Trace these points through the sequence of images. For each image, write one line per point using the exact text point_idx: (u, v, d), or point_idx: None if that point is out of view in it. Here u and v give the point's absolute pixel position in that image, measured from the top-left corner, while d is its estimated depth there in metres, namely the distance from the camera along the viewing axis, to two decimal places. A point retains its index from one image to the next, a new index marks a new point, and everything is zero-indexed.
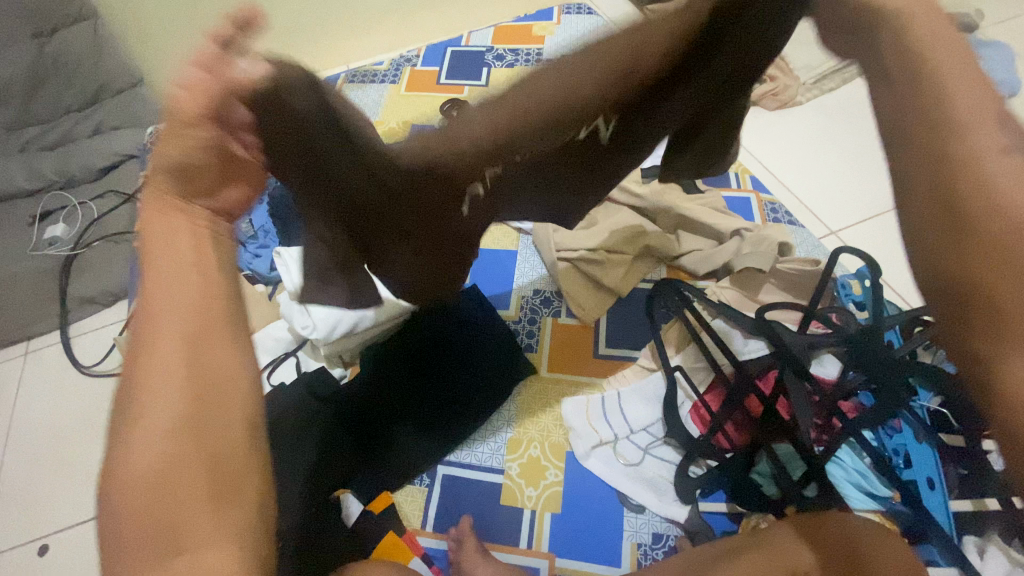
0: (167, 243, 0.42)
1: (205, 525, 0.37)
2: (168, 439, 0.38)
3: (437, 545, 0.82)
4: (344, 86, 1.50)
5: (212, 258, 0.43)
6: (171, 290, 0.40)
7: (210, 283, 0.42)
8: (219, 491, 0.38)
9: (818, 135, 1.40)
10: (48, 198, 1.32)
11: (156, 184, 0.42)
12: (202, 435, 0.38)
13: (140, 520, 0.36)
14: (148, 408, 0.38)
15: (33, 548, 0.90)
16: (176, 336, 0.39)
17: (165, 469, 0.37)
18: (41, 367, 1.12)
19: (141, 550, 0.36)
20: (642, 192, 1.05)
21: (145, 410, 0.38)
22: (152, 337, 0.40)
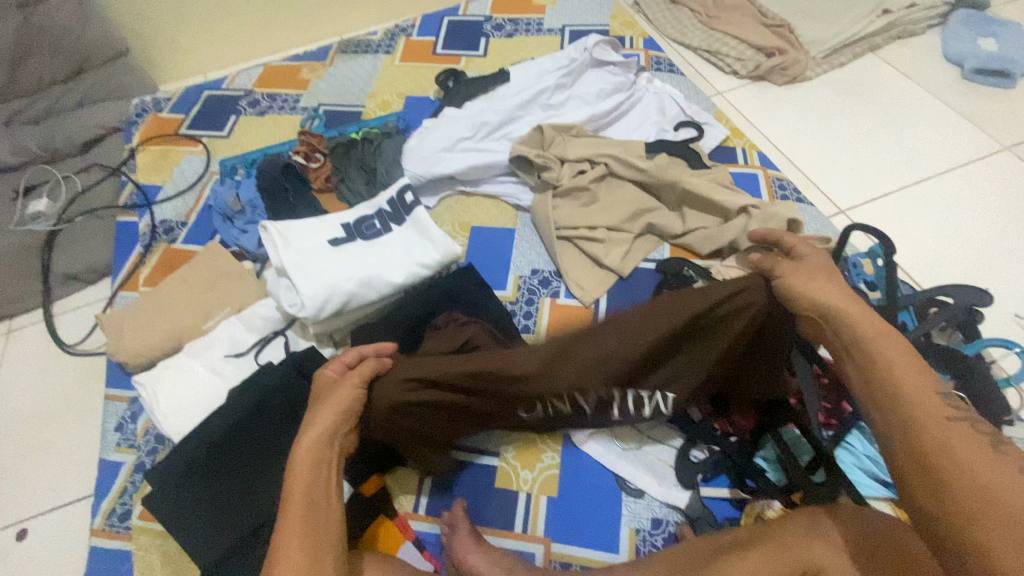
0: (308, 449, 0.63)
1: None
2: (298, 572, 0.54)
3: (430, 529, 0.79)
4: (336, 56, 1.44)
5: (331, 457, 0.64)
6: (309, 475, 0.61)
7: (324, 471, 0.62)
8: None
9: (826, 112, 1.35)
10: (30, 171, 1.27)
11: (317, 420, 0.64)
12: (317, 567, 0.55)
13: None
14: (282, 548, 0.55)
15: (12, 532, 0.88)
16: (298, 501, 0.59)
17: None
18: (23, 346, 1.08)
19: None
20: (647, 166, 1.00)
21: (280, 560, 0.55)
22: (290, 504, 0.59)
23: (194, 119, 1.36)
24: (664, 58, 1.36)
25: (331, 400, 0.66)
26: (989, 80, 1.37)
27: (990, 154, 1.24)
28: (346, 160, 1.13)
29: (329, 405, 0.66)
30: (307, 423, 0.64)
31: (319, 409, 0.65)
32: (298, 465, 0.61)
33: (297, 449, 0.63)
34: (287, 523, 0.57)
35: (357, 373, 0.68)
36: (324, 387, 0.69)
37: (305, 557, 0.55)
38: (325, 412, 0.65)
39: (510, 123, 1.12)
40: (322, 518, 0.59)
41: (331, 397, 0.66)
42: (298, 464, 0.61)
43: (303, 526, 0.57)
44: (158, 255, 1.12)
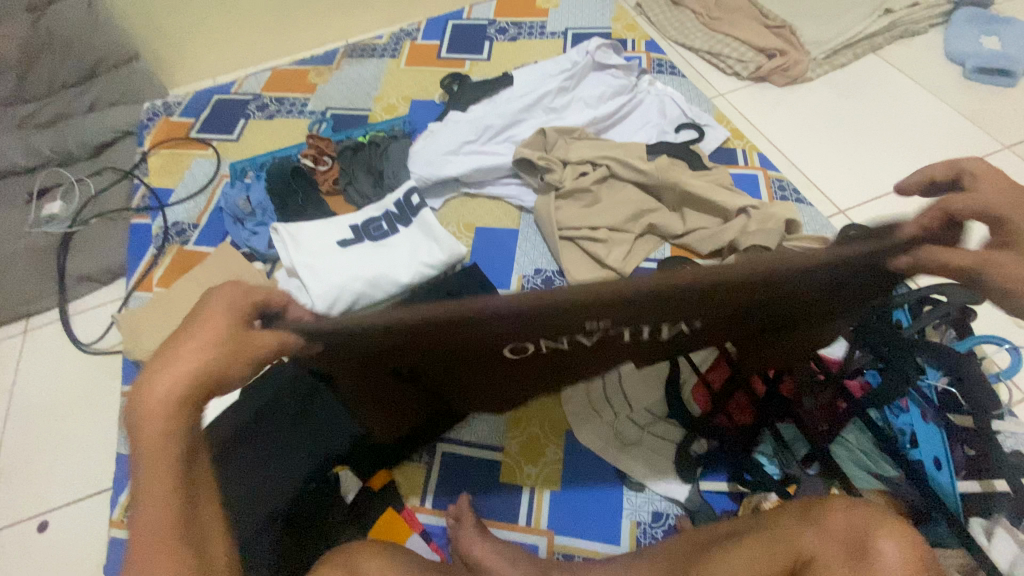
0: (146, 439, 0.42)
1: None
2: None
3: (437, 523, 0.82)
4: (343, 60, 1.46)
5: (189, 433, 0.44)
6: (163, 469, 0.42)
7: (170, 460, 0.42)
8: None
9: (826, 113, 1.37)
10: (44, 174, 1.30)
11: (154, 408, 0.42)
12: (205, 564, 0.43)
13: None
14: (141, 557, 0.41)
15: (34, 524, 0.91)
16: (158, 498, 0.42)
17: None
18: (40, 345, 1.12)
19: None
20: (647, 167, 1.02)
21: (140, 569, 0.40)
22: (143, 502, 0.42)
23: (204, 123, 1.39)
24: (666, 60, 1.38)
25: (193, 349, 0.44)
26: (990, 79, 1.38)
27: (990, 154, 1.25)
28: (353, 162, 1.16)
29: (183, 359, 0.43)
30: (146, 372, 0.43)
31: (149, 379, 0.43)
32: (147, 432, 0.42)
33: (137, 411, 0.42)
34: (144, 510, 0.41)
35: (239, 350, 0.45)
36: (190, 330, 0.45)
37: (186, 553, 0.42)
38: (177, 366, 0.43)
39: (514, 126, 1.14)
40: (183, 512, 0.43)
41: (191, 349, 0.44)
42: (145, 438, 0.42)
43: (177, 511, 0.42)
44: (171, 256, 1.15)
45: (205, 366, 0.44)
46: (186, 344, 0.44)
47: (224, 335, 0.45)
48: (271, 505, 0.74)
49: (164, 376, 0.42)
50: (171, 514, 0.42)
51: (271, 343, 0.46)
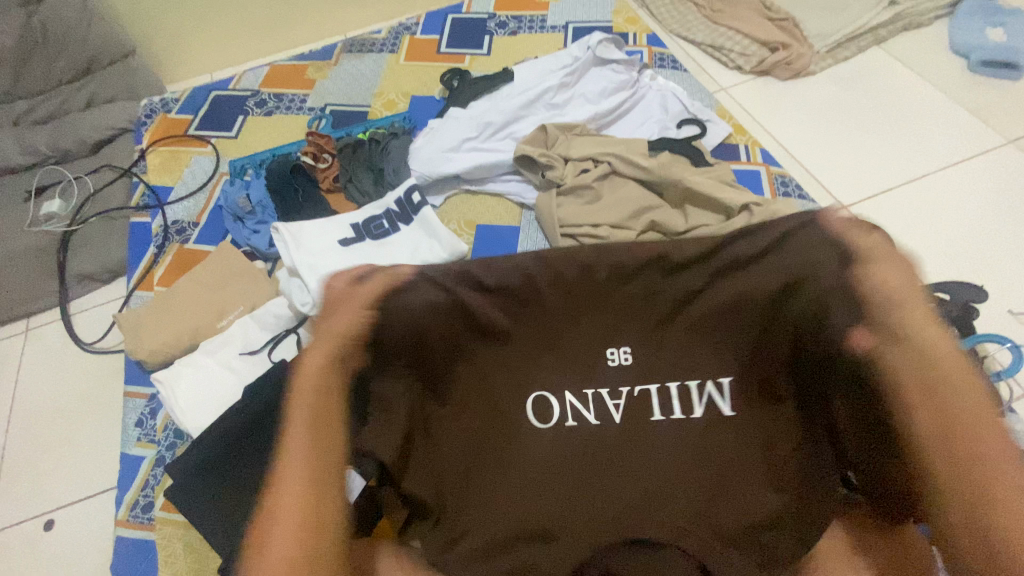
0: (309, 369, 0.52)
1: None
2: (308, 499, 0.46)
3: None
4: (341, 55, 1.45)
5: (341, 372, 0.53)
6: (315, 396, 0.50)
7: (323, 392, 0.51)
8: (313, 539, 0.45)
9: (829, 107, 1.36)
10: (43, 172, 1.29)
11: (318, 342, 0.53)
12: (320, 499, 0.46)
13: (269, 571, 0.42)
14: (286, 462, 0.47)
15: (40, 522, 0.91)
16: (303, 414, 0.49)
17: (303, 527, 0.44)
18: (42, 344, 1.11)
19: None
20: (650, 164, 1.01)
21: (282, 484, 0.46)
22: (292, 426, 0.49)
23: (203, 120, 1.38)
24: (668, 54, 1.37)
25: (349, 314, 0.55)
26: (995, 72, 1.37)
27: (995, 148, 1.25)
28: (353, 160, 1.15)
29: (339, 321, 0.54)
30: (317, 337, 0.54)
31: (330, 324, 0.55)
32: (307, 381, 0.51)
33: (302, 367, 0.52)
34: (290, 446, 0.48)
35: (363, 294, 0.57)
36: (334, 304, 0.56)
37: (312, 465, 0.47)
38: (333, 325, 0.54)
39: (515, 122, 1.13)
40: (327, 439, 0.49)
41: (342, 312, 0.55)
42: (303, 384, 0.51)
43: (321, 435, 0.49)
44: (171, 255, 1.15)
45: (353, 326, 0.55)
46: (337, 312, 0.56)
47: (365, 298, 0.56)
48: None
49: (322, 343, 0.53)
50: (310, 449, 0.48)
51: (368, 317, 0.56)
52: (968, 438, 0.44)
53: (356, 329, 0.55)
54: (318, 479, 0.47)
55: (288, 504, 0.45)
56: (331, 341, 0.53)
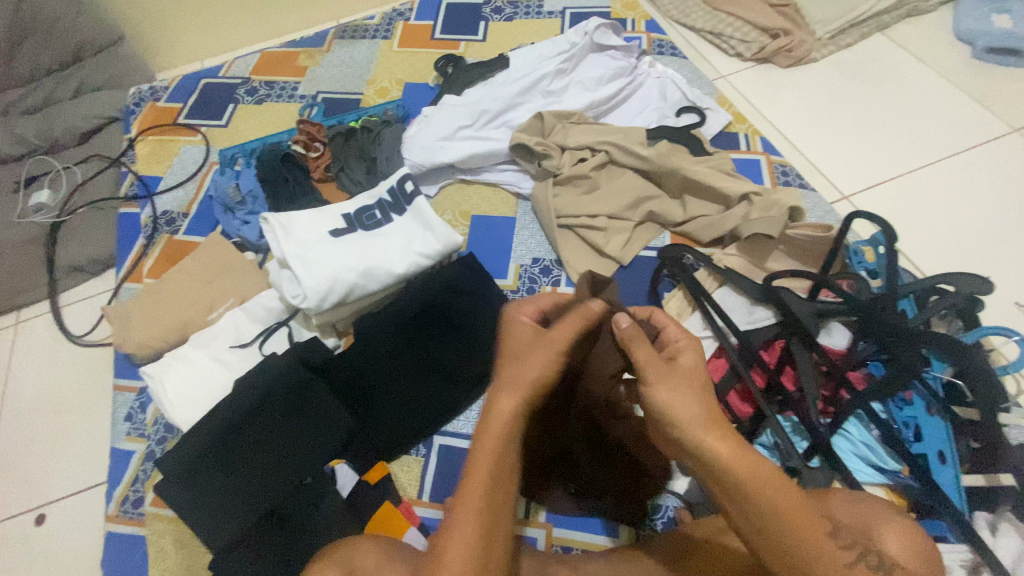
0: (498, 406, 0.53)
1: None
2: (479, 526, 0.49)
3: (435, 516, 0.82)
4: (333, 42, 1.42)
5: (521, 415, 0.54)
6: (503, 439, 0.52)
7: (506, 431, 0.52)
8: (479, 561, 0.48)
9: (831, 95, 1.33)
10: (30, 163, 1.26)
11: (505, 381, 0.55)
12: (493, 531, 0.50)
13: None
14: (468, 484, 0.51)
15: (30, 518, 0.90)
16: (490, 449, 0.52)
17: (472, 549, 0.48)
18: (31, 337, 1.10)
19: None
20: (647, 153, 0.99)
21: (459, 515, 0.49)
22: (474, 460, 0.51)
23: (192, 108, 1.35)
24: (667, 41, 1.34)
25: (533, 362, 0.55)
26: (1000, 59, 1.34)
27: (999, 137, 1.22)
28: (345, 149, 1.13)
29: (528, 369, 0.55)
30: (508, 378, 0.55)
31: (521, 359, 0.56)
32: (493, 426, 0.52)
33: (495, 409, 0.53)
34: (474, 475, 0.51)
35: (559, 338, 0.57)
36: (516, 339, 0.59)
37: (487, 499, 0.50)
38: (524, 373, 0.54)
39: (511, 110, 1.11)
40: (503, 482, 0.51)
41: (532, 358, 0.56)
42: (492, 426, 0.52)
43: (497, 473, 0.51)
44: (161, 247, 1.13)
45: (540, 376, 0.55)
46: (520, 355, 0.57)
47: (555, 346, 0.56)
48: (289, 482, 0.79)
49: (510, 387, 0.54)
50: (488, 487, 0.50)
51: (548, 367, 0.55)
52: (755, 494, 0.50)
53: (539, 372, 0.55)
54: (488, 522, 0.49)
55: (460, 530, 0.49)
56: (523, 384, 0.54)
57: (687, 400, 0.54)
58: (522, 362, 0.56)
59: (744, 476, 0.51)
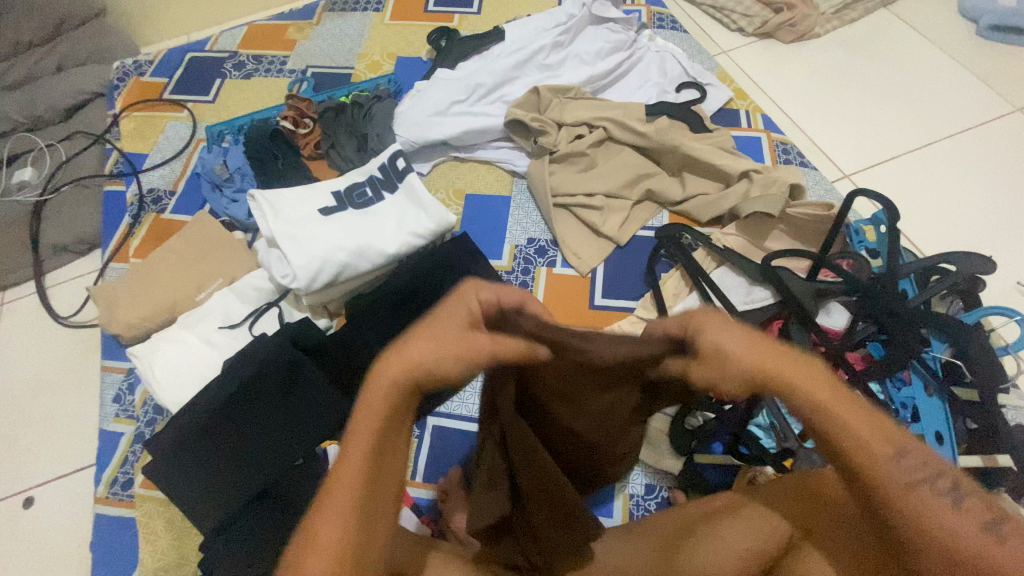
0: (378, 391, 0.45)
1: None
2: (344, 522, 0.44)
3: (427, 497, 0.81)
4: (323, 14, 1.37)
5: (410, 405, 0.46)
6: (380, 427, 0.45)
7: (390, 424, 0.46)
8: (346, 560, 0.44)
9: (834, 72, 1.30)
10: (13, 140, 1.22)
11: (391, 364, 0.45)
12: (369, 529, 0.45)
13: None
14: (339, 467, 0.46)
15: (19, 500, 0.89)
16: (365, 434, 0.46)
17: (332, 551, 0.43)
18: (17, 319, 1.07)
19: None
20: (646, 129, 0.96)
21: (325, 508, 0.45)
22: (349, 444, 0.46)
23: (178, 83, 1.31)
24: (667, 14, 1.30)
25: (441, 345, 0.44)
26: (1006, 36, 1.31)
27: (1002, 116, 1.20)
28: (335, 125, 1.10)
29: (423, 349, 0.44)
30: (391, 352, 0.46)
31: (418, 339, 0.45)
32: (382, 403, 0.45)
33: (376, 377, 0.46)
34: (345, 464, 0.45)
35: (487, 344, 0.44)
36: (437, 317, 0.46)
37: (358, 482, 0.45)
38: (414, 351, 0.44)
39: (506, 85, 1.08)
40: (382, 476, 0.46)
41: (434, 335, 0.45)
42: (372, 397, 0.46)
43: (368, 466, 0.45)
44: (147, 226, 1.10)
45: (437, 366, 0.44)
46: (421, 331, 0.45)
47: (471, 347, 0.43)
48: (277, 467, 0.77)
49: (401, 355, 0.45)
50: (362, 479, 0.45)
51: (450, 367, 0.44)
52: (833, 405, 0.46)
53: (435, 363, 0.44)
54: (358, 525, 0.45)
55: (326, 521, 0.44)
56: (406, 369, 0.44)
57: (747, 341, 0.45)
58: (415, 336, 0.45)
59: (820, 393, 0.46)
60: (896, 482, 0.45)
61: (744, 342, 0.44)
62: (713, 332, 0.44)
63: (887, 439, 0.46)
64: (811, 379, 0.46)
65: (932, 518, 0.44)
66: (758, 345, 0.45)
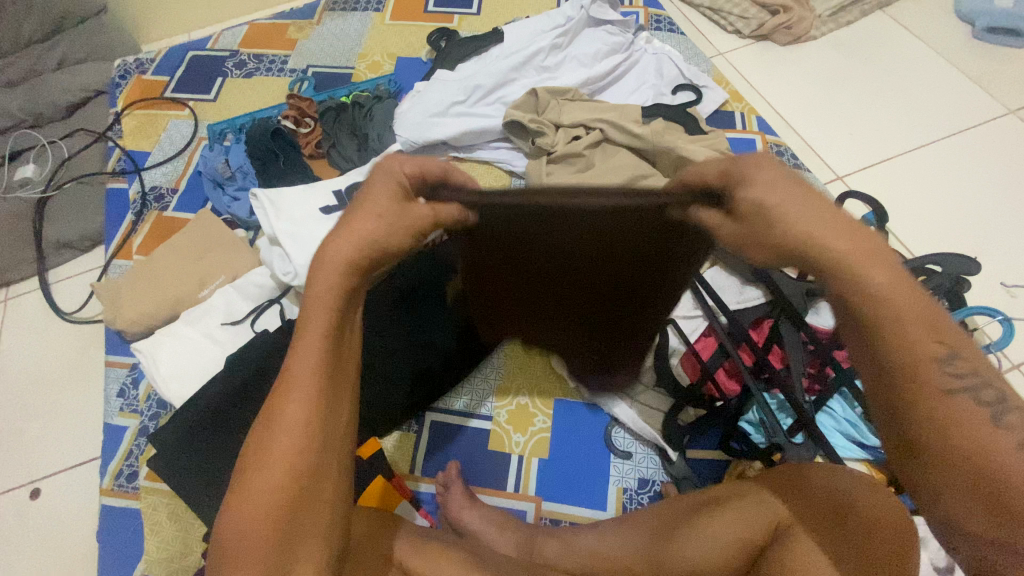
0: (324, 274, 0.45)
1: (312, 512, 0.43)
2: (308, 422, 0.43)
3: (427, 490, 0.83)
4: (324, 14, 1.38)
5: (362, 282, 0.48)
6: (332, 310, 0.45)
7: (341, 307, 0.46)
8: (305, 458, 0.43)
9: (829, 74, 1.32)
10: (16, 137, 1.23)
11: (335, 244, 0.45)
12: (329, 430, 0.44)
13: (259, 501, 0.41)
14: (293, 356, 0.44)
15: (25, 493, 0.91)
16: (316, 320, 0.45)
17: (295, 453, 0.42)
18: (21, 314, 1.09)
19: (258, 499, 0.41)
20: (643, 131, 0.98)
21: (284, 404, 0.43)
22: (301, 337, 0.45)
23: (180, 82, 1.32)
24: (665, 16, 1.31)
25: (386, 219, 0.46)
26: (999, 40, 1.33)
27: (994, 119, 1.22)
28: (336, 125, 1.11)
29: (368, 222, 0.46)
30: (336, 232, 0.46)
31: (354, 215, 0.46)
32: (329, 288, 0.45)
33: (322, 261, 0.46)
34: (298, 351, 0.45)
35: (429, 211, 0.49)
36: (368, 194, 0.47)
37: (313, 375, 0.44)
38: (359, 224, 0.46)
39: (504, 86, 1.09)
40: (340, 356, 0.46)
41: (369, 212, 0.46)
42: (321, 277, 0.45)
43: (324, 351, 0.45)
44: (150, 223, 1.11)
45: (386, 235, 0.46)
46: (359, 208, 0.47)
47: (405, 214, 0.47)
48: None
49: (346, 235, 0.45)
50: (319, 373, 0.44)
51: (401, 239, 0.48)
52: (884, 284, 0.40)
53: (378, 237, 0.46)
54: (318, 416, 0.44)
55: (284, 422, 0.43)
56: (354, 242, 0.45)
57: (789, 202, 0.41)
58: (357, 208, 0.47)
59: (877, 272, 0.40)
60: (928, 376, 0.38)
61: (787, 206, 0.41)
62: (762, 183, 0.42)
63: (930, 331, 0.39)
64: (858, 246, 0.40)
65: (964, 426, 0.37)
66: (808, 203, 0.41)
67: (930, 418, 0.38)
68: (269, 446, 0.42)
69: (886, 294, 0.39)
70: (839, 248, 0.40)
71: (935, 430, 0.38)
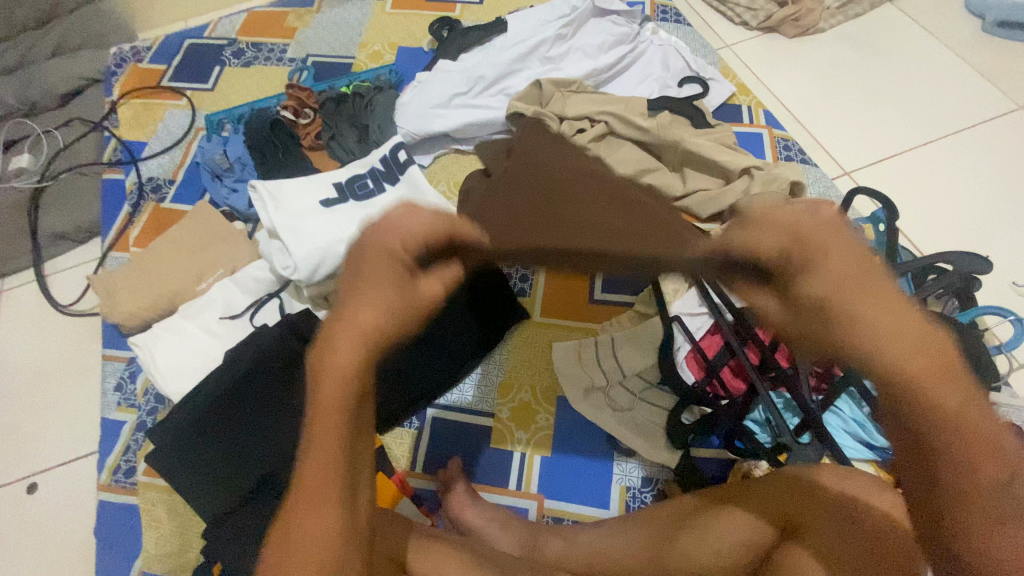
0: (330, 377, 0.37)
1: None
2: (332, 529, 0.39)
3: (428, 487, 0.82)
4: (324, 2, 1.36)
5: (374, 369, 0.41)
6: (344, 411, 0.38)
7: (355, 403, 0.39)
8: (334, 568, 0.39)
9: (837, 67, 1.30)
10: (11, 126, 1.21)
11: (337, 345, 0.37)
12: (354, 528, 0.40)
13: None
14: (309, 460, 0.39)
15: (22, 487, 0.90)
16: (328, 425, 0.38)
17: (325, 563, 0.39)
18: (17, 306, 1.07)
19: None
20: (648, 124, 0.97)
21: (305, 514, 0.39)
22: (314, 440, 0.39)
23: (177, 70, 1.30)
24: (671, 7, 1.29)
25: (397, 304, 0.39)
26: (1011, 33, 1.31)
27: (1004, 114, 1.20)
28: (337, 116, 1.09)
29: (376, 312, 0.38)
30: (337, 324, 0.38)
31: (350, 308, 0.38)
32: (341, 359, 0.37)
33: (327, 362, 0.37)
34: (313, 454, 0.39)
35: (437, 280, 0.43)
36: (363, 274, 0.39)
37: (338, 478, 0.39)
38: (364, 316, 0.38)
39: (508, 76, 1.07)
40: (359, 452, 0.40)
41: (377, 282, 0.38)
42: (327, 377, 0.37)
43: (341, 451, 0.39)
44: (147, 214, 1.10)
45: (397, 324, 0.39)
46: (357, 290, 0.38)
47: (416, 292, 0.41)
48: (280, 455, 0.78)
49: (345, 332, 0.37)
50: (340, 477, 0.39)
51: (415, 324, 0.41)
52: (942, 380, 0.34)
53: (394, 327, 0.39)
54: (345, 519, 0.39)
55: (308, 534, 0.38)
56: (359, 338, 0.37)
57: (860, 290, 0.34)
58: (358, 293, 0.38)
59: (936, 372, 0.34)
60: (980, 492, 0.36)
61: (869, 298, 0.34)
62: (835, 275, 0.34)
63: (996, 456, 0.36)
64: (931, 355, 0.34)
65: (1001, 539, 0.36)
66: (891, 309, 0.34)
67: (969, 537, 0.37)
68: (289, 562, 0.38)
69: (947, 395, 0.35)
70: (904, 339, 0.34)
71: (977, 543, 0.37)
